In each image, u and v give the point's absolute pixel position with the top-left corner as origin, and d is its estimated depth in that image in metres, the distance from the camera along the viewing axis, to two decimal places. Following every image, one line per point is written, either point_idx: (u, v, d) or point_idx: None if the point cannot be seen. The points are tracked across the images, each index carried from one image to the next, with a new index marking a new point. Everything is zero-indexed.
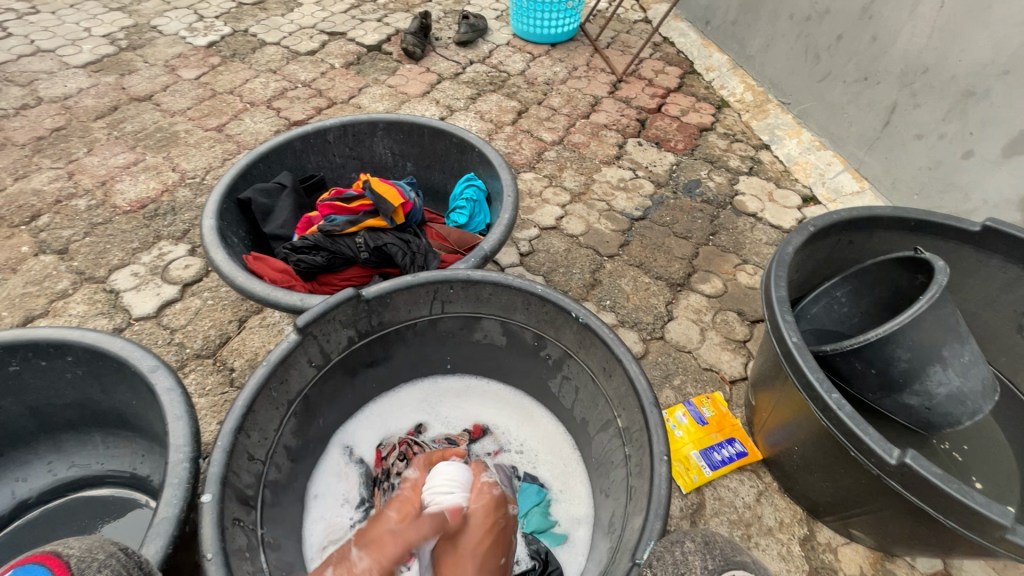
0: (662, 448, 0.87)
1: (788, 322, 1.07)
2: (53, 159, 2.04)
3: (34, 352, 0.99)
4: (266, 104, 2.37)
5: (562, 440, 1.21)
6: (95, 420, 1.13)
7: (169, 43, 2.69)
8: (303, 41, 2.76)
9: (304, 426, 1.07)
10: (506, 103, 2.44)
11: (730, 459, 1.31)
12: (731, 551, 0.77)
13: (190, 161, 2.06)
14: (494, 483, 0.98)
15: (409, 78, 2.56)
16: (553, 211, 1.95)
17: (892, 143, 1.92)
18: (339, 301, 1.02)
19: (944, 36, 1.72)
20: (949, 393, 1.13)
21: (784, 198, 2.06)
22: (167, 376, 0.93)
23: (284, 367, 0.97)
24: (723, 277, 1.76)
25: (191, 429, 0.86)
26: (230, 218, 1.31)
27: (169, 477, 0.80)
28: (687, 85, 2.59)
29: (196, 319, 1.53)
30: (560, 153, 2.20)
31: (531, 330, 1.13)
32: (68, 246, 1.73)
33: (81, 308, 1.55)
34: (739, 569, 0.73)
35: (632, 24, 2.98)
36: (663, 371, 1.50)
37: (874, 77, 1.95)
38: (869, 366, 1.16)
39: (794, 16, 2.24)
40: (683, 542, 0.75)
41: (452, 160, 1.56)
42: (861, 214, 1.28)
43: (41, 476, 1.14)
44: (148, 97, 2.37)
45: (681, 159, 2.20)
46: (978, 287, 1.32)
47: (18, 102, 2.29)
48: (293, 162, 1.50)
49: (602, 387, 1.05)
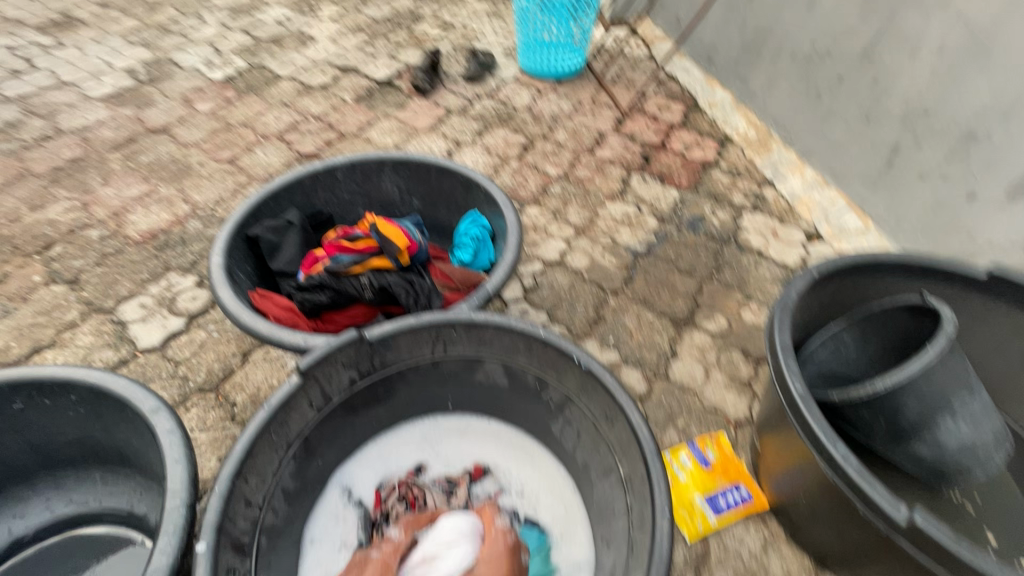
0: (664, 501, 0.85)
1: (791, 370, 1.06)
2: (69, 190, 2.09)
3: (38, 390, 1.00)
4: (278, 137, 2.42)
5: (563, 481, 1.19)
6: (94, 457, 1.13)
7: (187, 77, 2.78)
8: (316, 75, 2.84)
9: (303, 468, 1.06)
10: (512, 137, 2.48)
11: (736, 505, 1.28)
12: None
13: (201, 193, 2.11)
14: (506, 530, 1.03)
15: (418, 112, 2.62)
16: (557, 246, 1.96)
17: (895, 183, 1.93)
18: (343, 343, 1.03)
19: (944, 81, 1.74)
20: (960, 443, 1.12)
21: (788, 235, 2.07)
22: (168, 418, 0.93)
23: (285, 410, 0.97)
24: (728, 314, 1.76)
25: (189, 473, 0.86)
26: (238, 255, 1.33)
27: (165, 524, 0.80)
28: (690, 121, 2.64)
29: (201, 352, 1.54)
30: (565, 188, 2.23)
31: (534, 373, 1.13)
32: (78, 276, 1.76)
33: (88, 339, 1.56)
34: None
35: (637, 61, 3.05)
36: (666, 412, 1.48)
37: (876, 117, 1.97)
38: (876, 414, 1.15)
39: (796, 57, 2.28)
40: None
41: (458, 198, 1.59)
42: (866, 259, 1.29)
43: (38, 513, 1.13)
44: (165, 130, 2.43)
45: (685, 195, 2.22)
46: (986, 332, 1.30)
47: (38, 134, 2.36)
48: (302, 198, 1.53)
49: (604, 434, 1.04)
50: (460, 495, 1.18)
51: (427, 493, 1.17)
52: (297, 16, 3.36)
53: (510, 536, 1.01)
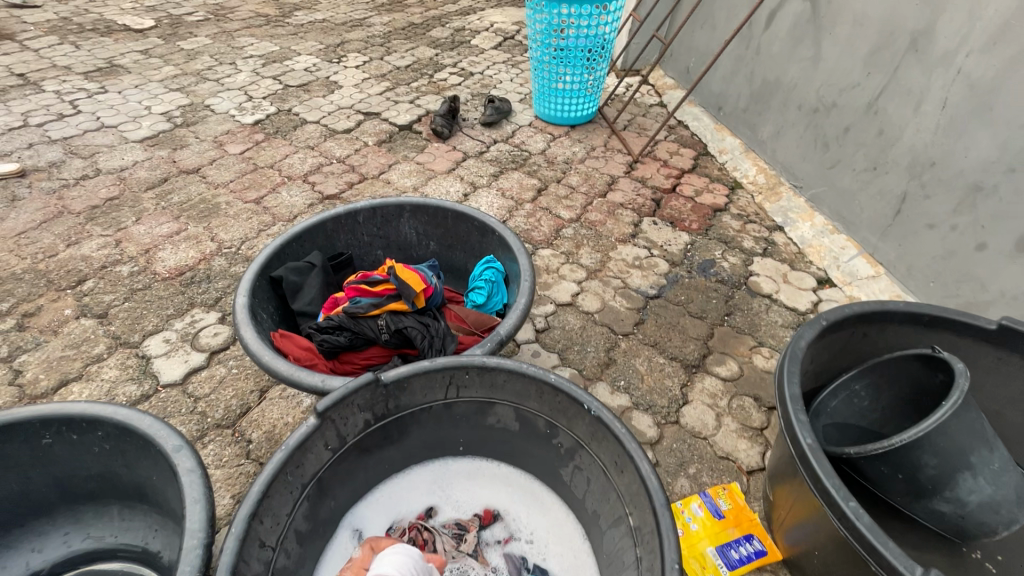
0: (674, 555, 0.85)
1: (801, 422, 1.06)
2: (104, 227, 2.20)
3: (67, 426, 1.04)
4: (302, 178, 2.54)
5: (572, 530, 1.19)
6: (114, 492, 1.15)
7: (220, 121, 2.94)
8: (340, 120, 2.99)
9: (316, 509, 1.08)
10: (526, 180, 2.57)
11: (749, 558, 1.25)
12: None
13: (228, 232, 2.20)
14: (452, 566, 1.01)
15: (437, 155, 2.73)
16: (569, 288, 2.00)
17: (905, 230, 1.95)
18: (359, 385, 1.05)
19: (948, 134, 1.78)
20: (982, 501, 1.11)
21: (799, 279, 2.08)
22: (190, 456, 0.96)
23: (301, 451, 1.00)
24: (739, 359, 1.76)
25: (207, 513, 0.88)
26: (262, 295, 1.39)
27: (183, 564, 0.82)
28: (700, 166, 2.71)
29: (219, 388, 1.57)
30: (577, 230, 2.28)
31: (544, 418, 1.15)
32: (108, 310, 1.83)
33: (113, 373, 1.62)
34: None
35: (648, 108, 3.15)
36: (677, 459, 1.47)
37: (883, 167, 2.02)
38: (896, 470, 1.14)
39: (803, 107, 2.35)
40: None
41: (473, 242, 1.64)
42: (874, 309, 1.29)
43: (54, 547, 1.15)
44: (196, 171, 2.56)
45: (696, 239, 2.26)
46: (1001, 386, 1.29)
47: (79, 173, 2.50)
48: (324, 241, 1.60)
49: (614, 482, 1.05)
50: (469, 540, 1.18)
51: (435, 537, 1.16)
52: (324, 64, 3.56)
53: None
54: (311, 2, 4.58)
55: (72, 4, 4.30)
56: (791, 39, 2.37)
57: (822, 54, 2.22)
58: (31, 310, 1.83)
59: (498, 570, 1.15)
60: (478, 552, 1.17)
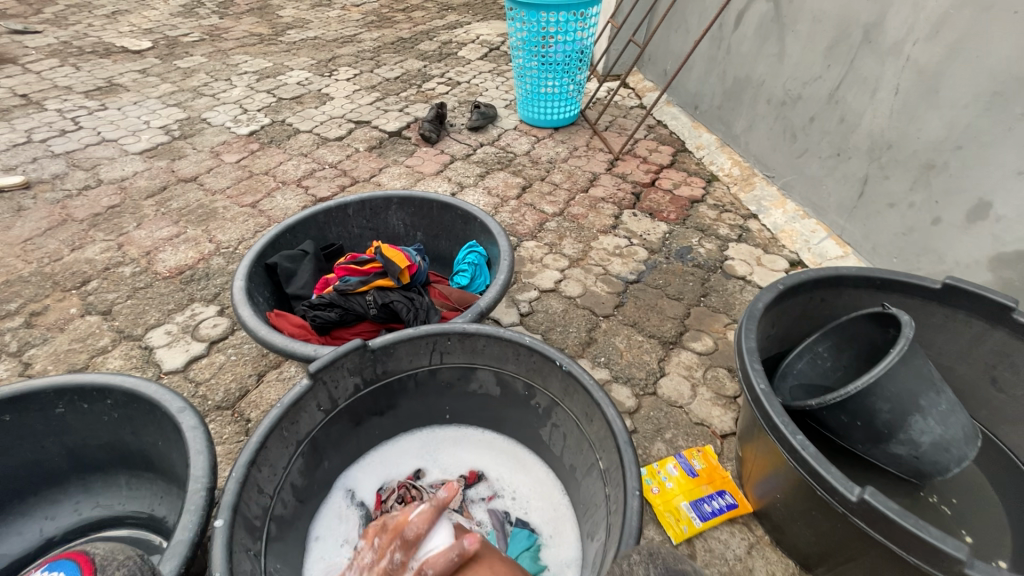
0: (635, 484, 0.94)
1: (756, 370, 1.15)
2: (106, 233, 2.29)
3: (79, 395, 1.12)
4: (296, 183, 2.64)
5: (552, 485, 1.27)
6: (122, 461, 1.23)
7: (216, 133, 3.06)
8: (332, 129, 3.11)
9: (311, 467, 1.16)
10: (511, 179, 2.68)
11: (720, 511, 1.33)
12: (674, 561, 0.79)
13: (225, 233, 2.30)
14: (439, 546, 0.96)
15: (425, 158, 2.84)
16: (552, 275, 2.09)
17: (868, 210, 2.05)
18: (348, 350, 1.14)
19: (901, 118, 1.90)
20: (933, 440, 1.19)
21: (772, 262, 2.18)
22: (193, 416, 1.05)
23: (295, 409, 1.08)
24: (714, 335, 1.85)
25: (209, 462, 0.97)
26: (258, 280, 1.49)
27: (187, 504, 0.90)
28: (679, 161, 2.82)
29: (219, 373, 1.66)
30: (560, 223, 2.38)
31: (522, 379, 1.23)
32: (111, 307, 1.92)
33: (118, 362, 1.71)
34: None
35: (628, 109, 3.28)
36: (654, 425, 1.55)
37: (846, 152, 2.13)
38: (854, 418, 1.23)
39: (771, 101, 2.47)
40: (630, 554, 0.83)
41: (457, 230, 1.74)
42: (829, 274, 1.39)
43: (66, 515, 1.23)
44: (194, 179, 2.67)
45: (673, 228, 2.36)
46: (951, 342, 1.38)
47: (81, 184, 2.60)
48: (316, 232, 1.69)
49: (585, 432, 1.13)
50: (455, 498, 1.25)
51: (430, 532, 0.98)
52: (317, 78, 3.69)
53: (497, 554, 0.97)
54: (303, 21, 4.75)
55: (71, 29, 4.44)
56: (757, 38, 2.51)
57: (786, 50, 2.35)
58: (38, 309, 1.91)
59: (482, 523, 1.22)
60: (464, 508, 1.24)
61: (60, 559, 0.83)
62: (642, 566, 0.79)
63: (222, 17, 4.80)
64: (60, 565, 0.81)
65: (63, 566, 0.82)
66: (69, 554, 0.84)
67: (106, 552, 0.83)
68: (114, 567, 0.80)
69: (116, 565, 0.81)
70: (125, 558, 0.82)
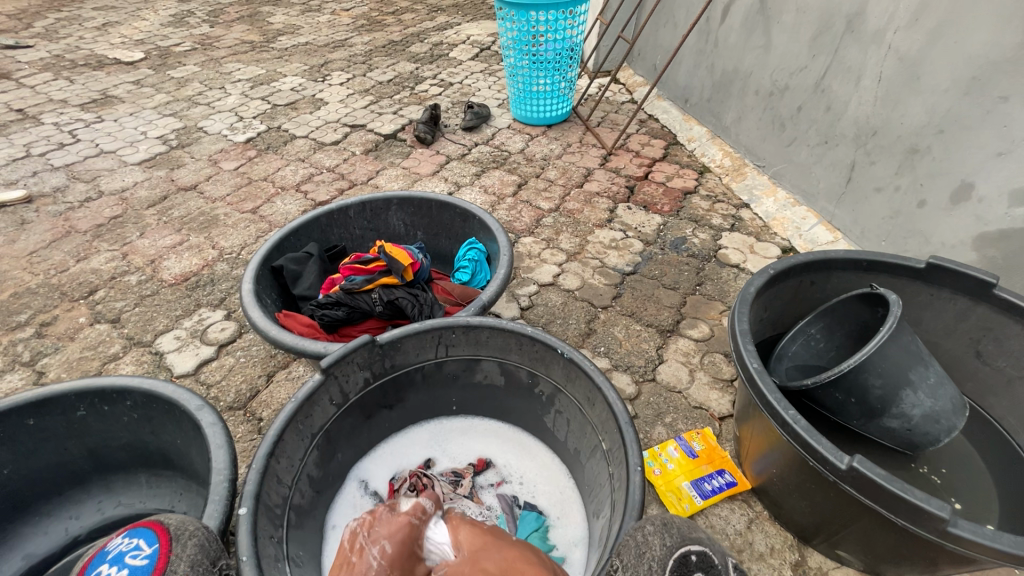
0: (637, 460, 0.99)
1: (749, 350, 1.20)
2: (110, 243, 2.33)
3: (99, 397, 1.17)
4: (295, 188, 2.68)
5: (557, 469, 1.32)
6: (142, 461, 1.28)
7: (213, 141, 3.10)
8: (328, 133, 3.14)
9: (325, 459, 1.21)
10: (507, 177, 2.72)
11: (721, 488, 1.38)
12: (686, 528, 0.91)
13: (227, 239, 2.33)
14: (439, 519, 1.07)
15: (421, 160, 2.88)
16: (551, 269, 2.14)
17: (856, 195, 2.11)
18: (357, 345, 1.18)
19: (885, 105, 1.95)
20: (924, 413, 1.25)
21: (764, 249, 2.23)
22: (210, 413, 1.09)
23: (309, 403, 1.13)
24: (710, 322, 1.90)
25: (230, 455, 1.01)
26: (265, 283, 1.53)
27: (212, 494, 0.95)
28: (671, 154, 2.87)
29: (229, 375, 1.70)
30: (556, 219, 2.43)
31: (525, 368, 1.28)
32: (120, 315, 1.96)
33: (130, 368, 1.75)
34: (696, 545, 0.89)
35: (620, 105, 3.32)
36: (655, 410, 1.60)
37: (833, 140, 2.18)
38: (848, 394, 1.27)
39: (759, 92, 2.52)
40: (643, 525, 0.91)
41: (457, 228, 1.79)
42: (818, 258, 1.44)
43: (90, 514, 1.28)
44: (193, 187, 2.71)
45: (668, 219, 2.41)
46: (936, 319, 1.44)
47: (83, 196, 2.64)
48: (319, 235, 1.74)
49: (588, 416, 1.18)
50: (465, 484, 1.29)
51: (434, 482, 1.26)
52: (310, 83, 3.73)
53: (507, 536, 0.98)
54: (294, 27, 4.77)
55: (62, 42, 4.46)
56: (744, 31, 2.55)
57: (772, 42, 2.40)
58: (47, 319, 1.95)
59: (492, 508, 1.27)
60: (473, 494, 1.29)
61: (139, 528, 0.91)
62: (657, 535, 0.88)
63: (213, 25, 4.83)
64: (141, 533, 0.88)
65: (143, 534, 0.88)
66: (147, 524, 0.91)
67: (179, 522, 0.89)
68: (187, 536, 0.86)
69: (188, 534, 0.86)
70: (195, 529, 0.87)
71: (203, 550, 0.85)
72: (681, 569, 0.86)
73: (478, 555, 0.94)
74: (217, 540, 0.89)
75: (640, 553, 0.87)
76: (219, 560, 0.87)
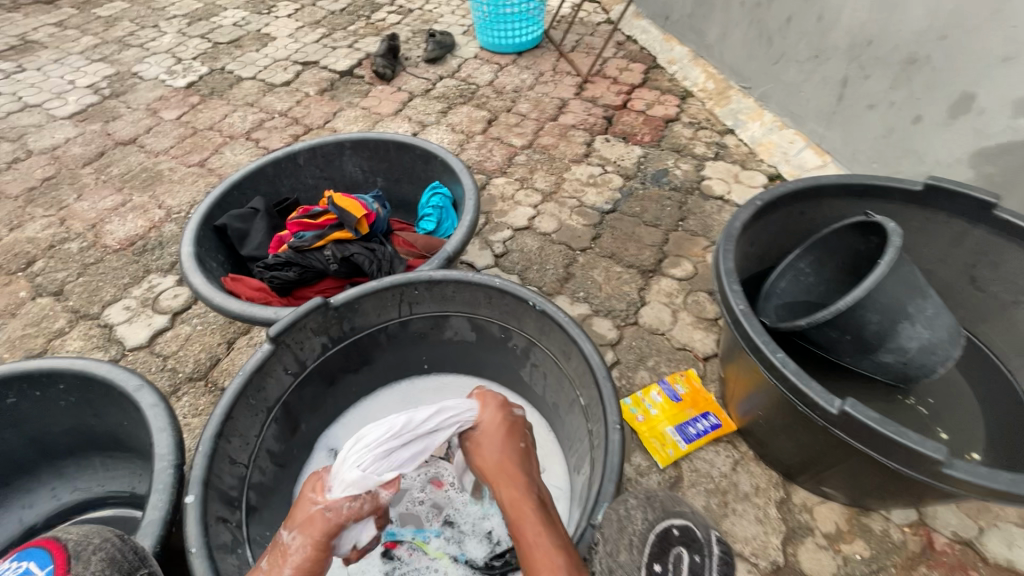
0: (615, 416, 0.93)
1: (735, 291, 1.12)
2: (45, 208, 2.13)
3: (28, 383, 1.06)
4: (244, 136, 2.46)
5: (536, 424, 1.27)
6: (91, 444, 1.19)
7: (150, 87, 2.80)
8: (277, 73, 2.86)
9: (286, 432, 1.13)
10: (475, 113, 2.51)
11: (705, 432, 1.35)
12: (670, 503, 0.83)
13: (174, 197, 2.15)
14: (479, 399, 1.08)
15: (381, 98, 2.64)
16: (525, 212, 2.00)
17: (848, 115, 1.97)
18: (308, 310, 1.08)
19: (883, 10, 1.77)
20: (921, 345, 1.19)
21: (750, 178, 2.12)
22: (151, 393, 0.99)
23: (260, 376, 1.04)
24: (693, 260, 1.81)
25: (175, 438, 0.92)
26: (209, 245, 1.39)
27: (156, 483, 0.86)
28: (651, 79, 2.66)
29: (187, 345, 1.60)
30: (530, 156, 2.26)
31: (497, 322, 1.19)
32: (62, 286, 1.81)
33: (77, 344, 1.63)
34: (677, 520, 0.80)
35: (595, 26, 3.05)
36: (637, 354, 1.54)
37: (824, 53, 2.00)
38: (844, 332, 1.21)
39: (745, 4, 2.30)
40: (626, 499, 0.84)
41: (419, 172, 1.63)
42: (808, 186, 1.33)
43: (45, 501, 1.21)
44: (133, 141, 2.46)
45: (648, 151, 2.26)
46: (930, 244, 1.37)
47: (9, 157, 2.39)
48: (267, 187, 1.58)
49: (565, 370, 1.11)
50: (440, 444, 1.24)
51: None
52: (254, 17, 3.36)
53: (521, 443, 0.98)
54: None
55: None
56: None
57: None
58: None
59: None
60: (450, 454, 1.24)
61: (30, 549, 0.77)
62: (639, 510, 0.81)
63: None
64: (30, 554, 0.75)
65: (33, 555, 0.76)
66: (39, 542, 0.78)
67: (81, 536, 0.78)
68: (91, 551, 0.76)
69: (92, 549, 0.76)
70: (102, 540, 0.77)
71: (121, 556, 0.76)
72: (660, 544, 0.77)
73: (494, 438, 0.99)
74: (135, 549, 0.78)
75: (621, 527, 0.80)
76: (139, 571, 0.77)
